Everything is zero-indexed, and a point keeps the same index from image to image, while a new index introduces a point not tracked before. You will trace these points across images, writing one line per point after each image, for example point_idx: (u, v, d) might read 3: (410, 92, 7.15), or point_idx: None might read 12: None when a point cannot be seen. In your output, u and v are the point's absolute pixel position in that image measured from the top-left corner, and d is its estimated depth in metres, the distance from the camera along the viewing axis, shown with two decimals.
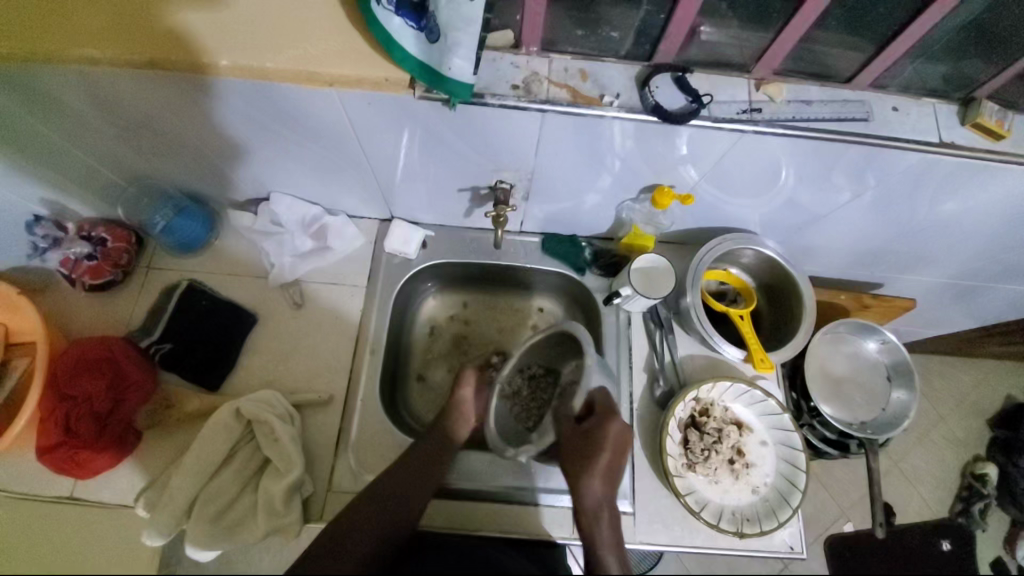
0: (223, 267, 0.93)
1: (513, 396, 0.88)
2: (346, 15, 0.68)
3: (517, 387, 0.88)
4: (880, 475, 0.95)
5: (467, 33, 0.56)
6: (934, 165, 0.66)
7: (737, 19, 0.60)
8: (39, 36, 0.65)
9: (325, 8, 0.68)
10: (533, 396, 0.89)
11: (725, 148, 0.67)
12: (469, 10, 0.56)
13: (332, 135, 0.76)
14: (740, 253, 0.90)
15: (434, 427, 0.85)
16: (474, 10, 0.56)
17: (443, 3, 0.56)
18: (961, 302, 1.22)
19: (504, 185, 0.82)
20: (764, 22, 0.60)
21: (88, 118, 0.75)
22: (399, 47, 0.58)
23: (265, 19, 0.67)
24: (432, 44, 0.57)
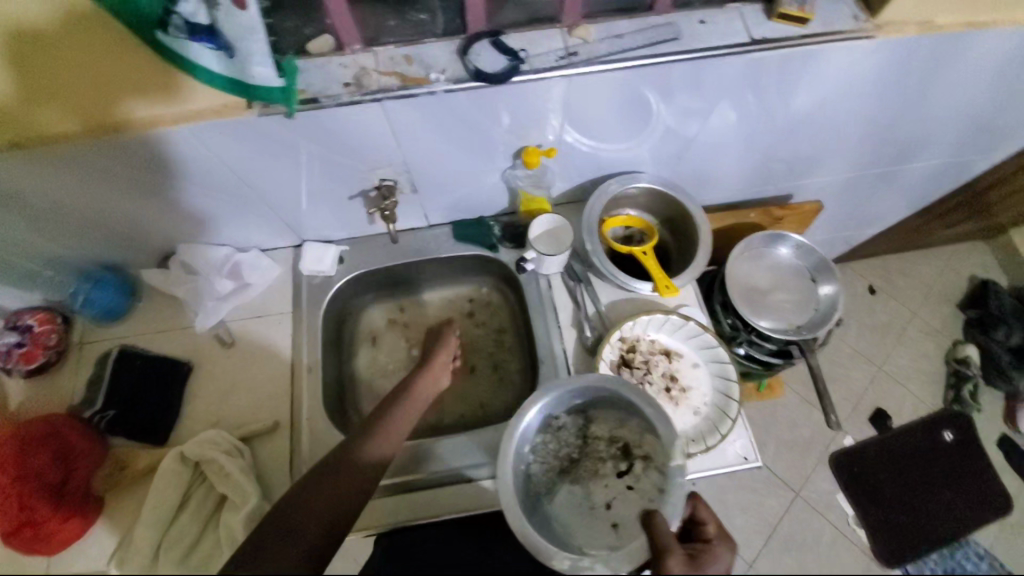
0: (153, 326, 0.96)
1: (535, 449, 0.80)
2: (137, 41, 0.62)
3: (544, 443, 0.80)
4: (821, 372, 0.94)
5: (256, 42, 0.59)
6: (758, 63, 0.70)
7: None
8: None
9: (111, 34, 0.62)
10: (563, 451, 0.81)
11: (562, 96, 0.71)
12: (246, 20, 0.57)
13: (209, 175, 0.79)
14: (629, 195, 0.95)
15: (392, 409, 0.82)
16: (252, 19, 0.58)
17: (223, 19, 0.58)
18: (884, 193, 1.24)
19: (387, 183, 0.86)
20: None
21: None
22: (203, 68, 0.62)
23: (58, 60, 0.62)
24: (231, 60, 0.61)
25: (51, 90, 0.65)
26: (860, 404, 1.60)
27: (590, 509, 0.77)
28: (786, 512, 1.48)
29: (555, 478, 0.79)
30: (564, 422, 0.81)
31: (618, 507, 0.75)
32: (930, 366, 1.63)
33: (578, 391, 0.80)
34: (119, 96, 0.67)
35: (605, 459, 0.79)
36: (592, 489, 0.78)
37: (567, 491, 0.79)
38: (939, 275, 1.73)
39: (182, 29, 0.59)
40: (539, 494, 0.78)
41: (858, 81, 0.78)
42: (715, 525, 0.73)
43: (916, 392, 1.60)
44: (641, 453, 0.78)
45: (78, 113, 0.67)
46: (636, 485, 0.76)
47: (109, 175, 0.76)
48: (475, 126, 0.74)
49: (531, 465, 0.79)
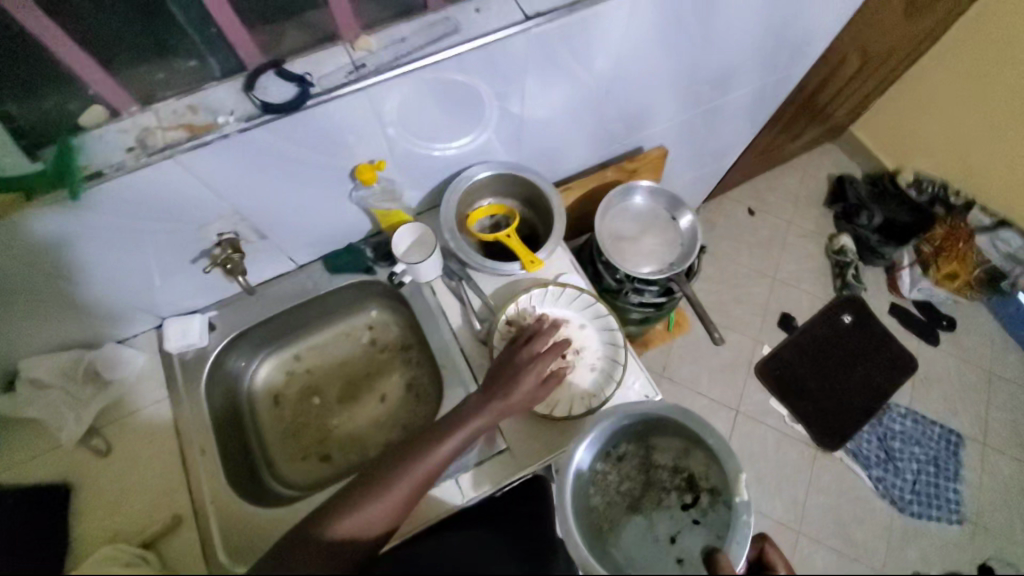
0: (15, 457, 0.86)
1: (597, 480, 0.72)
2: None
3: (610, 473, 0.73)
4: (699, 300, 1.01)
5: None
6: (544, 36, 0.73)
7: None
8: None
9: None
10: (627, 481, 0.72)
11: (367, 110, 0.70)
12: None
13: (18, 282, 0.72)
14: (479, 185, 0.97)
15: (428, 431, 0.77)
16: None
17: None
18: (725, 123, 1.34)
19: (227, 237, 0.82)
20: None
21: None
22: None
23: None
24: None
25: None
26: (767, 315, 1.73)
27: (655, 543, 0.65)
28: (732, 432, 1.58)
29: (618, 512, 0.69)
30: (625, 451, 0.75)
31: (683, 543, 0.65)
32: (816, 263, 1.79)
33: (635, 422, 0.75)
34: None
35: (665, 488, 0.70)
36: (655, 521, 0.67)
37: (630, 525, 0.67)
38: (802, 183, 1.90)
39: None
40: (601, 531, 0.67)
41: (645, 33, 0.84)
42: (788, 573, 0.71)
43: (810, 289, 1.75)
44: (710, 484, 0.70)
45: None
46: (704, 519, 0.67)
47: None
48: (293, 159, 0.73)
49: (591, 500, 0.70)
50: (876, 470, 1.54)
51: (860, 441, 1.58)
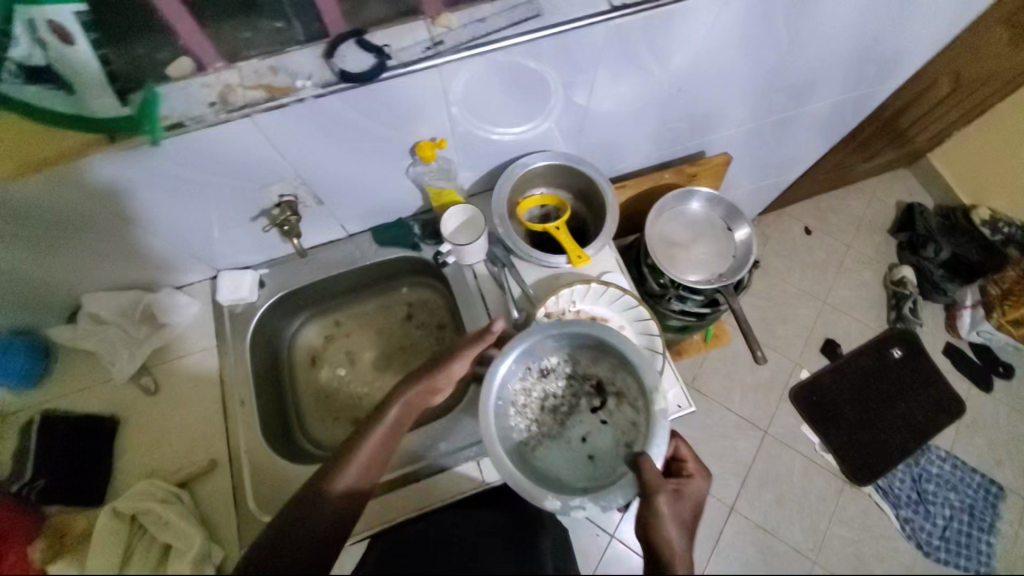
0: (74, 383, 0.91)
1: (518, 400, 0.78)
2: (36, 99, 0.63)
3: (530, 391, 0.79)
4: (744, 312, 0.96)
5: (93, 76, 0.61)
6: (627, 27, 0.71)
7: None
8: None
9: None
10: (545, 398, 0.80)
11: (438, 86, 0.70)
12: (81, 54, 0.60)
13: (90, 217, 0.75)
14: (536, 174, 0.96)
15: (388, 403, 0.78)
16: (86, 52, 0.60)
17: (52, 54, 0.60)
18: (795, 135, 1.28)
19: (286, 199, 0.84)
20: None
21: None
22: (42, 107, 0.61)
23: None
24: (71, 96, 0.61)
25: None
26: (811, 338, 1.66)
27: (568, 446, 0.77)
28: (756, 452, 1.53)
29: (540, 427, 0.78)
30: (548, 367, 0.81)
31: (595, 439, 0.77)
32: (873, 292, 1.71)
33: (557, 337, 0.79)
34: (48, 136, 0.64)
35: (578, 397, 0.80)
36: (568, 427, 0.79)
37: (549, 438, 0.78)
38: (867, 208, 1.81)
39: (14, 74, 0.60)
40: (527, 447, 0.76)
41: (729, 33, 0.80)
42: (696, 461, 0.76)
43: (861, 319, 1.67)
44: (615, 390, 0.79)
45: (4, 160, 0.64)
46: (609, 420, 0.78)
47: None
48: (361, 130, 0.73)
49: (516, 428, 0.77)
50: (906, 511, 1.47)
51: (893, 482, 1.50)
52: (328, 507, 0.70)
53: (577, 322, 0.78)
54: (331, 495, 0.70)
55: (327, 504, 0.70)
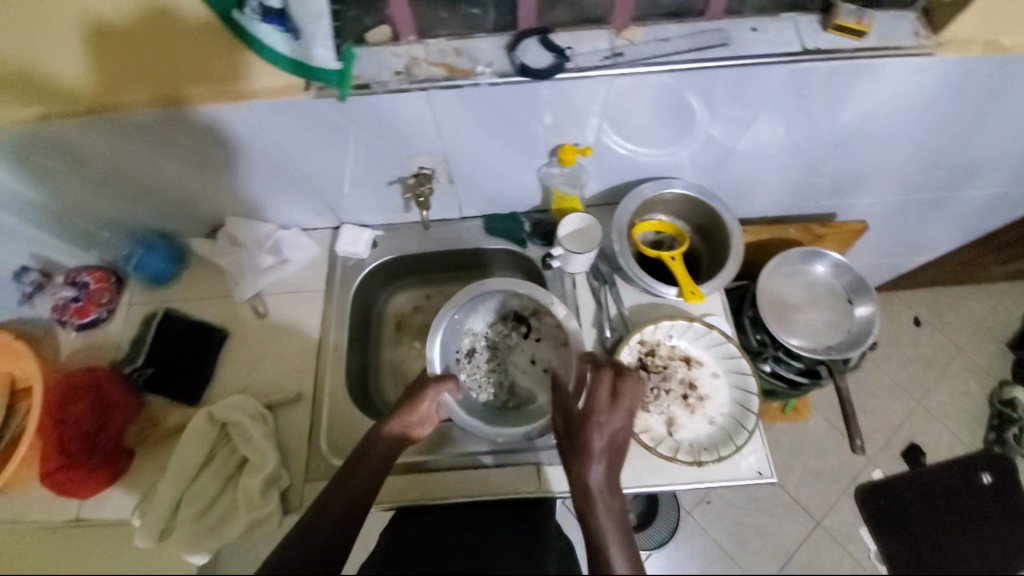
0: (196, 291, 1.00)
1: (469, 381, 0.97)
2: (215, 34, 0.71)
3: (476, 375, 0.98)
4: (850, 392, 0.89)
5: (320, 25, 0.66)
6: (810, 73, 0.70)
7: None
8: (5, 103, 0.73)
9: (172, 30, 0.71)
10: (492, 371, 0.99)
11: (602, 96, 0.72)
12: (316, 4, 0.66)
13: (260, 151, 0.83)
14: (662, 199, 0.94)
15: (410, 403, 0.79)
16: (322, 5, 0.65)
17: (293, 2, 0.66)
18: (936, 220, 1.19)
19: (424, 171, 0.88)
20: None
21: (46, 175, 0.83)
22: (270, 48, 0.68)
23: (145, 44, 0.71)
24: (296, 41, 0.68)
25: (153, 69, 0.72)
26: (893, 437, 1.52)
27: (534, 379, 0.99)
28: (803, 540, 1.43)
29: (504, 389, 0.98)
30: (472, 347, 1.00)
31: (535, 353, 1.01)
32: (972, 405, 1.53)
33: (470, 307, 0.99)
34: (190, 83, 0.73)
35: (506, 335, 1.02)
36: (514, 360, 1.01)
37: (513, 385, 0.99)
38: None
39: (254, 11, 0.66)
40: (495, 400, 0.97)
41: (910, 99, 0.77)
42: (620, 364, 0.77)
43: (956, 432, 1.51)
44: (534, 316, 1.04)
45: (156, 92, 0.73)
46: (541, 335, 1.03)
47: (163, 145, 0.81)
48: (516, 122, 0.77)
49: (478, 391, 0.97)
50: None
51: None
52: (348, 492, 0.70)
53: (467, 287, 0.93)
54: (349, 482, 0.71)
55: (345, 487, 0.71)
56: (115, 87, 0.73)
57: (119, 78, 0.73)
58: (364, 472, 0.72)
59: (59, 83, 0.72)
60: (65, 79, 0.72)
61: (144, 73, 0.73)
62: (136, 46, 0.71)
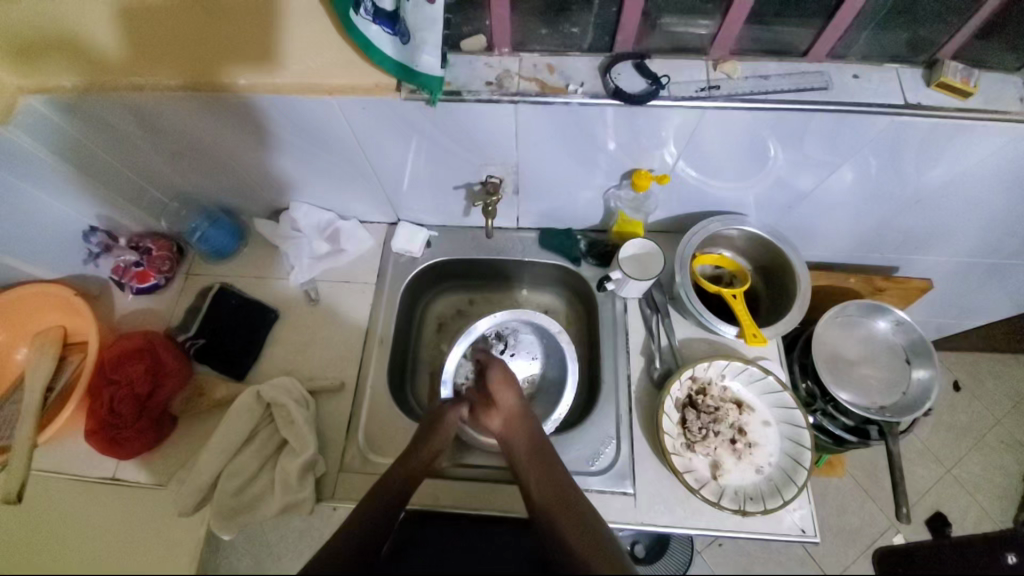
0: (251, 270, 1.02)
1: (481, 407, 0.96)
2: (270, 22, 0.75)
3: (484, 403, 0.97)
4: (903, 459, 0.86)
5: (432, 31, 0.70)
6: (907, 127, 0.69)
7: (680, 10, 0.67)
8: (104, 71, 0.76)
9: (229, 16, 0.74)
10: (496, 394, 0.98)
11: (689, 128, 0.73)
12: (430, 12, 0.70)
13: (338, 143, 0.85)
14: (728, 235, 0.93)
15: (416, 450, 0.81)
16: (434, 13, 0.70)
17: (408, 8, 0.70)
18: (998, 287, 1.15)
19: (493, 180, 0.88)
20: (706, 12, 0.67)
21: (100, 151, 0.87)
22: (377, 50, 0.68)
23: (197, 23, 0.75)
24: (404, 45, 0.68)
25: (192, 48, 0.75)
26: (917, 503, 1.46)
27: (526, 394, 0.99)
28: None
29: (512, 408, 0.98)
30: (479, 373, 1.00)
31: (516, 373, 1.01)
32: None
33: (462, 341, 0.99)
34: (230, 59, 0.74)
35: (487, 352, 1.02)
36: None
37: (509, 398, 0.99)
38: None
39: (369, 11, 0.67)
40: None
41: (1003, 165, 0.75)
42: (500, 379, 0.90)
43: (986, 506, 1.43)
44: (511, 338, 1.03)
45: (187, 70, 0.75)
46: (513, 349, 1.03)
47: (237, 123, 0.82)
48: (594, 141, 0.77)
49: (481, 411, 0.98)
50: None
51: None
52: (383, 497, 0.74)
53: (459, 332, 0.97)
54: (378, 500, 0.73)
55: (380, 498, 0.73)
56: (156, 63, 0.76)
57: (161, 57, 0.76)
58: (384, 492, 0.74)
59: (121, 56, 0.76)
60: (118, 55, 0.76)
61: (186, 50, 0.75)
62: (178, 29, 0.75)
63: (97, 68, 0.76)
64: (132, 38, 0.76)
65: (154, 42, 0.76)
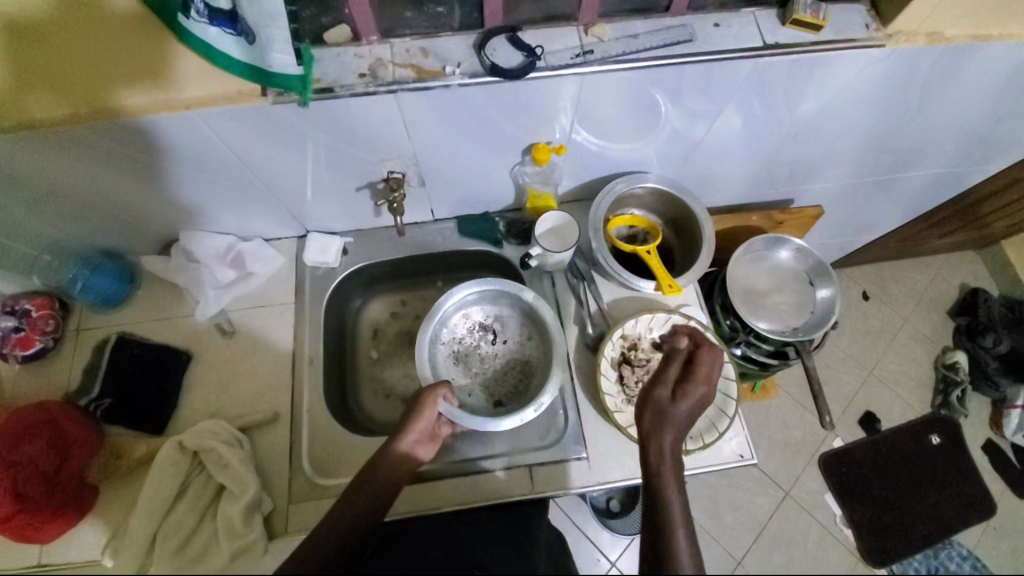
0: (152, 313, 0.94)
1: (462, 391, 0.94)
2: (131, 39, 0.68)
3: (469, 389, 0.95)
4: (818, 372, 0.94)
5: (277, 28, 0.63)
6: (772, 66, 0.72)
7: None
8: None
9: (88, 43, 0.68)
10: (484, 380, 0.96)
11: (573, 94, 0.73)
12: (270, 6, 0.63)
13: (219, 162, 0.79)
14: (635, 194, 0.96)
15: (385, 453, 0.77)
16: (278, 6, 0.63)
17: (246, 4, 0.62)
18: (883, 201, 1.25)
19: (395, 176, 0.86)
20: None
21: None
22: (221, 53, 0.65)
23: (42, 57, 0.67)
24: (251, 45, 0.64)
25: (8, 83, 0.67)
26: (849, 407, 1.59)
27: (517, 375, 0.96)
28: (773, 513, 1.47)
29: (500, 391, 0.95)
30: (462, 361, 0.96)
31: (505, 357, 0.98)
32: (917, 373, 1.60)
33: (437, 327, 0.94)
34: (90, 88, 0.67)
35: (476, 344, 0.97)
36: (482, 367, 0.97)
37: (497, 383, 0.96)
38: (932, 283, 1.70)
39: (202, 13, 0.63)
40: (486, 400, 0.95)
41: (863, 88, 0.80)
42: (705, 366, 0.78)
43: (905, 397, 1.58)
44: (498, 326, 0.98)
45: (14, 108, 0.67)
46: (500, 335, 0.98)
47: (95, 157, 0.74)
48: (485, 120, 0.76)
49: (468, 392, 0.95)
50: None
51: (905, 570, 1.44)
52: (357, 503, 0.71)
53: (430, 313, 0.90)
54: (349, 508, 0.71)
55: (352, 504, 0.71)
56: None
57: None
58: (352, 503, 0.71)
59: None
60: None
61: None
62: (18, 58, 0.67)
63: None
64: None
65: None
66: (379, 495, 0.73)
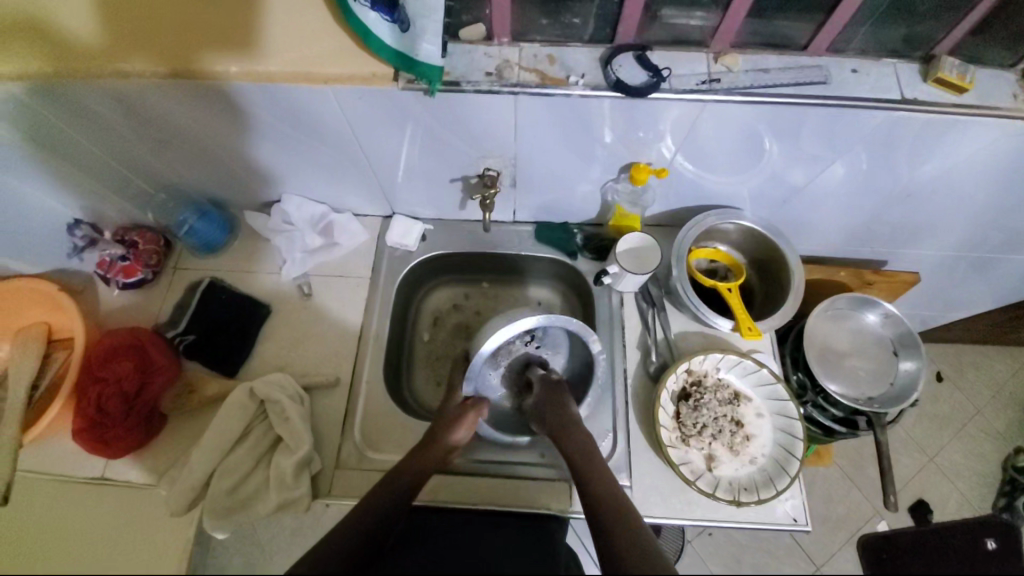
0: (241, 265, 1.00)
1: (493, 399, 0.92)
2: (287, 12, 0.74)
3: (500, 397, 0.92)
4: (891, 449, 0.88)
5: (433, 21, 0.68)
6: (904, 122, 0.70)
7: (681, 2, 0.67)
8: (87, 59, 0.73)
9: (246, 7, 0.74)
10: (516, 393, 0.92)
11: (688, 120, 0.73)
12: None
13: (335, 134, 0.83)
14: (724, 229, 0.94)
15: (429, 444, 0.80)
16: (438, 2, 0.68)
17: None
18: (982, 280, 1.17)
19: (491, 173, 0.87)
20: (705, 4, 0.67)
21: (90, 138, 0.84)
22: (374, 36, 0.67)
23: (200, 16, 0.74)
24: (403, 33, 0.67)
25: (171, 34, 0.74)
26: (904, 489, 1.48)
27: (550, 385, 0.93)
28: None
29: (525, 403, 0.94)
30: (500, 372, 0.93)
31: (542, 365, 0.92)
32: (984, 469, 1.48)
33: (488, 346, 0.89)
34: (237, 48, 0.73)
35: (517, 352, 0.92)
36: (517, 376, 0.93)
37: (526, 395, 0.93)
38: None
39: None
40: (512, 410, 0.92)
41: (994, 159, 0.76)
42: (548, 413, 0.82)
43: (967, 493, 1.46)
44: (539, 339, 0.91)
45: (171, 58, 0.73)
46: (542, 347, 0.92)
47: (226, 112, 0.80)
48: (594, 133, 0.77)
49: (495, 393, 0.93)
50: None
51: None
52: (389, 490, 0.74)
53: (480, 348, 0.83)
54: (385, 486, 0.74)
55: (388, 486, 0.74)
56: (145, 51, 0.73)
57: (150, 43, 0.73)
58: (398, 481, 0.75)
59: (113, 37, 0.74)
60: (108, 35, 0.74)
61: (161, 37, 0.74)
62: (183, 15, 0.74)
63: (74, 54, 0.73)
64: (121, 24, 0.74)
65: (149, 22, 0.74)
66: (414, 484, 0.76)
